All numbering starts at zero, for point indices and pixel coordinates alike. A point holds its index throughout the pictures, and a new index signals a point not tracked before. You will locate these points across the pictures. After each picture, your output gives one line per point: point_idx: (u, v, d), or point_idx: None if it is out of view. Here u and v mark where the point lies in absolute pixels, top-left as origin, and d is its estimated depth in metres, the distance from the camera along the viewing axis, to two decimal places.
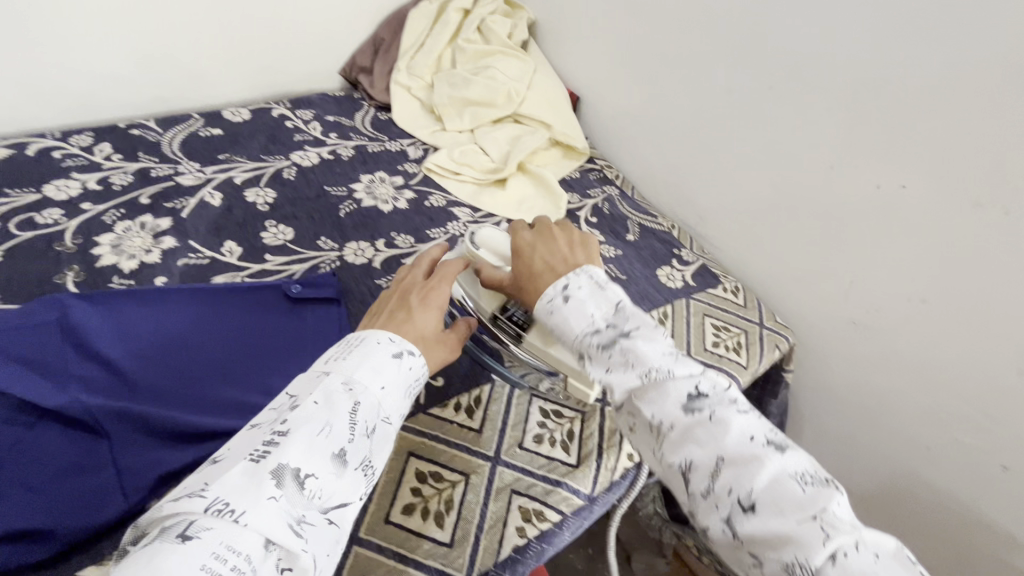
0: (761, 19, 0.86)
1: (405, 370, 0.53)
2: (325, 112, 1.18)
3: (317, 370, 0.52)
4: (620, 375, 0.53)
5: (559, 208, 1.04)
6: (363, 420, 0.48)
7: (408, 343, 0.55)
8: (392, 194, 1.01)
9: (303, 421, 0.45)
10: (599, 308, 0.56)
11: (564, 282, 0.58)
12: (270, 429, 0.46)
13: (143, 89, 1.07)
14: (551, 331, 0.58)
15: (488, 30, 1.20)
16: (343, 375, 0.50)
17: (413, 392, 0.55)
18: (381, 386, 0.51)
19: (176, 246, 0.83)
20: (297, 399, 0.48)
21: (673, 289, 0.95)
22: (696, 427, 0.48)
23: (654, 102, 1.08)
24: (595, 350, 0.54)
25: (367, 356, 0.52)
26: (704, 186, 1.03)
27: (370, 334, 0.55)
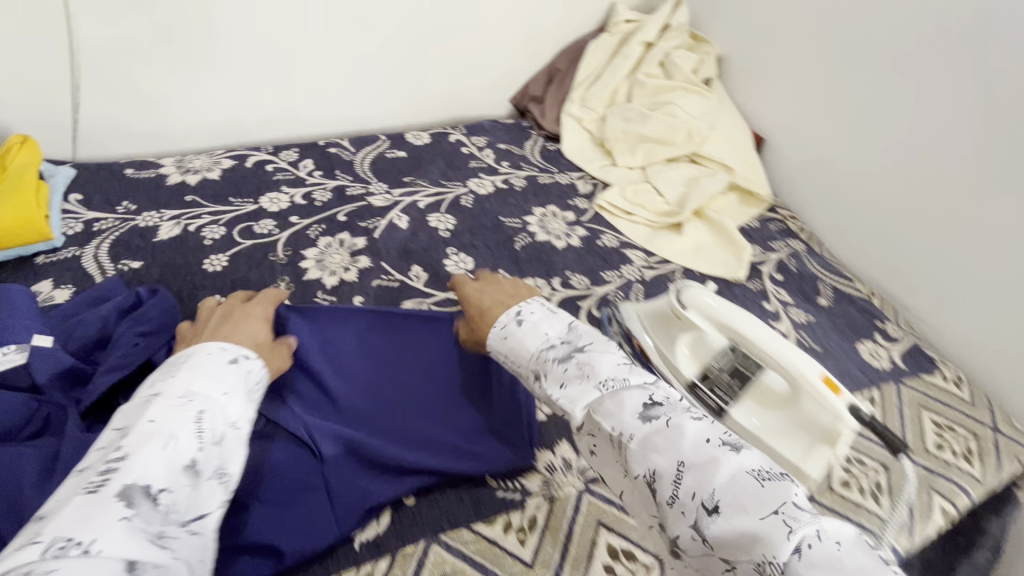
0: None
1: (243, 373, 0.53)
2: (496, 139, 1.19)
3: (141, 396, 0.48)
4: (578, 386, 0.50)
5: (742, 261, 0.95)
6: (210, 428, 0.46)
7: (240, 351, 0.55)
8: (565, 230, 0.99)
9: (138, 442, 0.42)
10: (554, 326, 0.56)
11: (516, 309, 0.59)
12: (103, 458, 0.41)
13: (341, 110, 1.15)
14: (508, 359, 0.58)
15: (673, 65, 1.16)
16: (176, 389, 0.47)
17: (256, 394, 0.54)
18: (222, 392, 0.49)
19: (370, 267, 0.86)
20: (130, 424, 0.44)
21: (880, 369, 0.84)
22: (655, 435, 0.45)
23: (868, 155, 0.99)
24: (550, 367, 0.53)
25: (199, 370, 0.50)
26: (923, 253, 0.93)
27: (197, 351, 0.52)
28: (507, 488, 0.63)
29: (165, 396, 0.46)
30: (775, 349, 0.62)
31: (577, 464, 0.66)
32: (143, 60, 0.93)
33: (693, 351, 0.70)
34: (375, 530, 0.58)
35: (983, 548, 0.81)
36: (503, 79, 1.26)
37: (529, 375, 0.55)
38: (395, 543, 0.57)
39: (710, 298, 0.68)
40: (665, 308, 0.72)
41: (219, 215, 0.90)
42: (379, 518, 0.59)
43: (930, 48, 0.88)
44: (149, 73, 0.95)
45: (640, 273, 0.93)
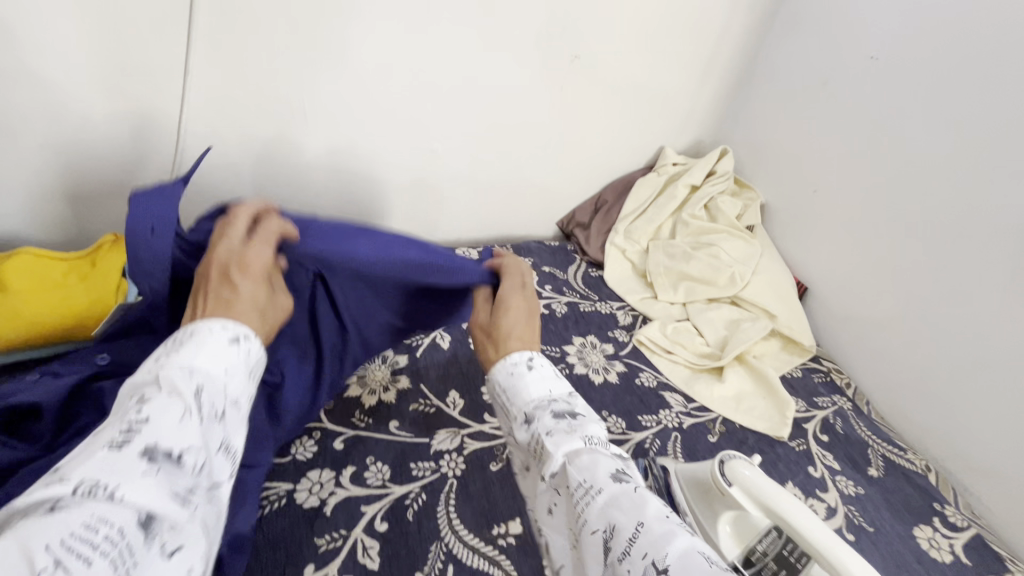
0: None
1: (244, 354, 0.49)
2: (541, 261, 1.23)
3: (148, 365, 0.45)
4: (562, 436, 0.52)
5: (785, 418, 0.92)
6: (215, 401, 0.45)
7: (245, 329, 0.51)
8: (604, 364, 0.99)
9: (158, 407, 0.41)
10: (559, 386, 0.58)
11: (530, 357, 0.61)
12: (111, 426, 0.40)
13: (399, 223, 1.23)
14: (505, 395, 0.59)
15: (717, 209, 1.22)
16: (180, 356, 0.45)
17: (257, 374, 0.51)
18: (225, 367, 0.47)
19: (410, 388, 0.87)
20: (144, 387, 0.43)
21: (940, 564, 0.77)
22: (621, 494, 0.46)
23: (918, 320, 0.98)
24: (545, 415, 0.54)
25: (204, 347, 0.47)
26: (982, 431, 0.89)
27: (199, 327, 0.48)
28: None
29: (175, 364, 0.44)
30: (821, 544, 0.58)
31: None
32: (232, 173, 1.03)
33: (735, 526, 0.66)
34: None
35: None
36: (553, 205, 1.34)
37: (518, 415, 0.57)
38: None
39: (747, 469, 0.66)
40: (706, 475, 0.70)
41: None
42: None
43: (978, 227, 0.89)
44: (235, 184, 1.04)
45: (678, 419, 0.91)
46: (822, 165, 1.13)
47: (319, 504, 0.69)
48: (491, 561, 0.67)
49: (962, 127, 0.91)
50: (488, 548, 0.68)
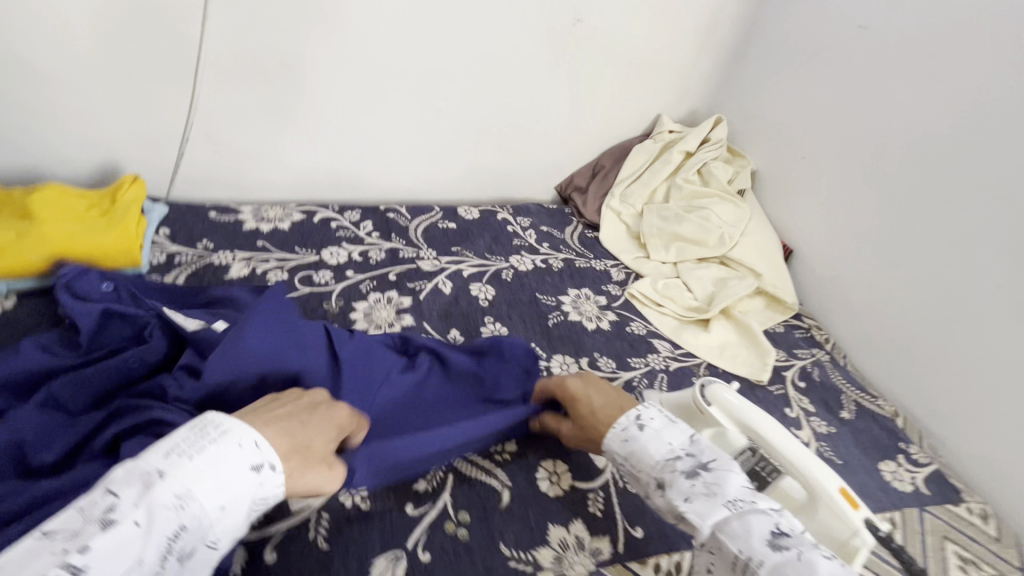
0: None
1: (257, 488, 0.48)
2: (540, 221, 1.28)
3: (150, 464, 0.45)
4: (703, 504, 0.54)
5: (766, 364, 0.98)
6: (184, 543, 0.43)
7: (274, 457, 0.51)
8: (597, 313, 1.05)
9: (115, 548, 0.40)
10: (675, 437, 0.61)
11: (638, 413, 0.64)
12: (72, 539, 0.39)
13: (403, 182, 1.27)
14: (629, 460, 0.61)
15: (709, 174, 1.27)
16: (183, 478, 0.44)
17: (257, 509, 0.50)
18: (217, 506, 0.45)
19: (413, 325, 0.92)
20: (129, 491, 0.42)
21: (901, 492, 0.83)
22: (786, 565, 0.47)
23: (894, 277, 1.04)
24: (677, 478, 0.57)
25: (217, 469, 0.46)
26: (946, 378, 0.95)
27: (233, 433, 0.49)
28: (520, 560, 0.64)
29: (165, 487, 0.43)
30: (798, 458, 0.65)
31: (590, 545, 0.67)
32: (246, 123, 1.07)
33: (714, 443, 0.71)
34: None
35: None
36: (552, 169, 1.38)
37: (650, 481, 0.59)
38: None
39: (729, 394, 0.72)
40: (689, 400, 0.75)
41: (284, 261, 0.99)
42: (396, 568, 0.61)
43: (951, 187, 0.95)
44: (248, 133, 1.08)
45: (665, 362, 0.97)
46: (811, 132, 1.18)
47: None
48: (488, 472, 0.72)
49: (942, 92, 0.96)
50: (486, 461, 0.74)
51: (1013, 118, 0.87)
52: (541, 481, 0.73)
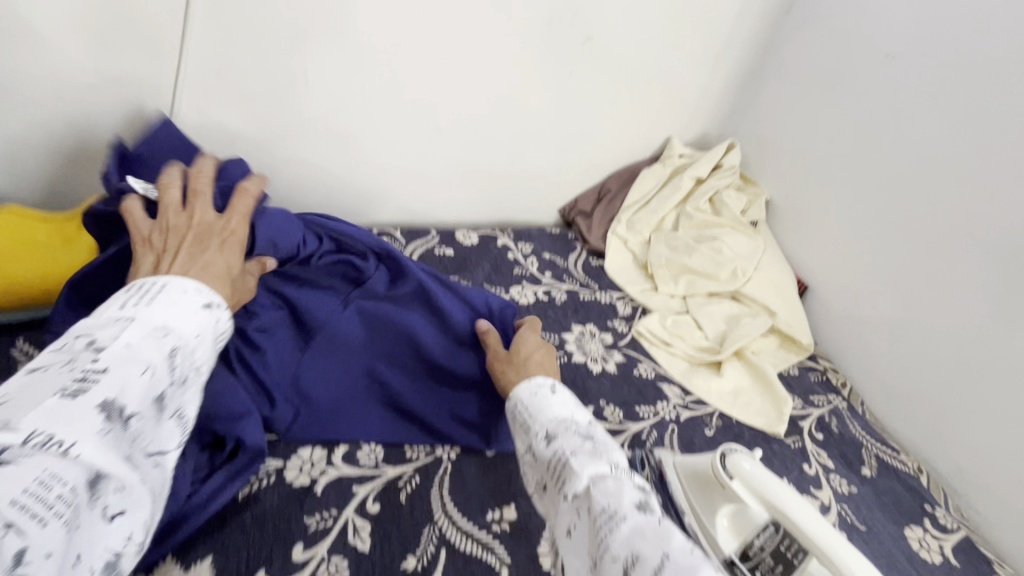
0: None
1: (213, 322, 0.56)
2: (542, 247, 1.22)
3: (113, 313, 0.50)
4: (586, 458, 0.55)
5: (782, 415, 0.92)
6: (176, 366, 0.51)
7: (217, 298, 0.58)
8: (602, 353, 0.98)
9: (118, 359, 0.46)
10: (578, 413, 0.64)
11: (553, 383, 0.67)
12: (70, 365, 0.44)
13: (398, 203, 1.20)
14: (529, 415, 0.63)
15: (721, 203, 1.20)
16: (154, 318, 0.51)
17: (219, 342, 0.58)
18: (195, 335, 0.54)
19: None
20: (106, 332, 0.48)
21: (929, 564, 0.77)
22: (645, 527, 0.47)
23: (918, 321, 0.97)
24: (568, 434, 0.59)
25: (177, 306, 0.53)
26: (972, 433, 0.90)
27: (177, 286, 0.55)
28: None
29: (141, 326, 0.50)
30: None
31: None
32: (229, 140, 0.99)
33: (734, 519, 0.66)
34: None
35: None
36: (556, 192, 1.32)
37: (539, 432, 0.61)
38: None
39: (748, 464, 0.66)
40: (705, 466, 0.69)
41: None
42: None
43: (982, 232, 0.89)
44: (232, 152, 1.01)
45: (675, 412, 0.90)
46: (831, 162, 1.12)
47: (309, 482, 0.67)
48: (485, 546, 0.65)
49: (976, 128, 0.90)
50: (482, 535, 0.66)
51: None
52: (543, 557, 0.66)
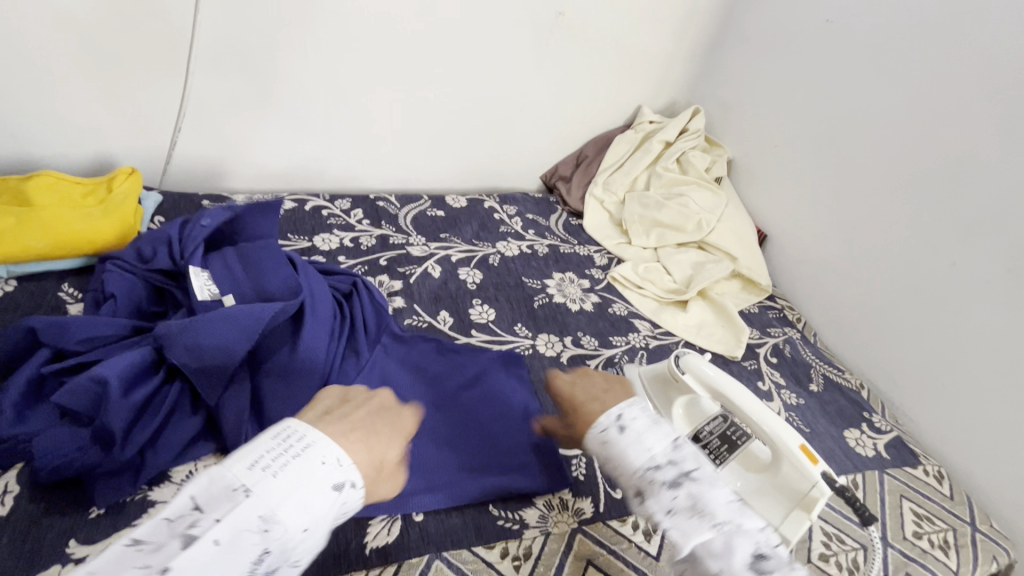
0: (999, 214, 0.89)
1: (336, 506, 0.46)
2: (525, 209, 1.33)
3: (235, 478, 0.43)
4: (687, 522, 0.49)
5: (740, 341, 1.04)
6: (268, 565, 0.41)
7: (352, 474, 0.49)
8: (580, 295, 1.09)
9: (202, 546, 0.39)
10: (657, 442, 0.54)
11: (618, 412, 0.58)
12: (157, 555, 0.38)
13: (392, 172, 1.30)
14: (606, 462, 0.55)
15: (688, 163, 1.32)
16: (267, 499, 0.42)
17: (337, 526, 0.48)
18: (302, 527, 0.43)
19: (404, 307, 0.96)
20: (215, 509, 0.41)
21: (863, 456, 0.89)
22: None
23: (859, 257, 1.10)
24: (660, 489, 0.51)
25: (294, 487, 0.44)
26: (904, 350, 1.02)
27: (312, 453, 0.47)
28: (509, 519, 0.68)
29: (250, 507, 0.41)
30: (755, 412, 0.71)
31: (573, 505, 0.72)
32: (236, 112, 1.09)
33: (685, 412, 0.76)
34: (385, 539, 0.63)
35: None
36: (537, 160, 1.43)
37: (630, 488, 0.53)
38: (402, 553, 0.62)
39: (708, 368, 0.76)
40: (663, 372, 0.80)
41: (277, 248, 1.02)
42: (393, 526, 0.65)
43: (909, 173, 1.01)
44: (238, 124, 1.11)
45: (645, 341, 1.02)
46: (784, 122, 1.24)
47: None
48: None
49: (905, 81, 1.01)
50: None
51: (969, 106, 0.93)
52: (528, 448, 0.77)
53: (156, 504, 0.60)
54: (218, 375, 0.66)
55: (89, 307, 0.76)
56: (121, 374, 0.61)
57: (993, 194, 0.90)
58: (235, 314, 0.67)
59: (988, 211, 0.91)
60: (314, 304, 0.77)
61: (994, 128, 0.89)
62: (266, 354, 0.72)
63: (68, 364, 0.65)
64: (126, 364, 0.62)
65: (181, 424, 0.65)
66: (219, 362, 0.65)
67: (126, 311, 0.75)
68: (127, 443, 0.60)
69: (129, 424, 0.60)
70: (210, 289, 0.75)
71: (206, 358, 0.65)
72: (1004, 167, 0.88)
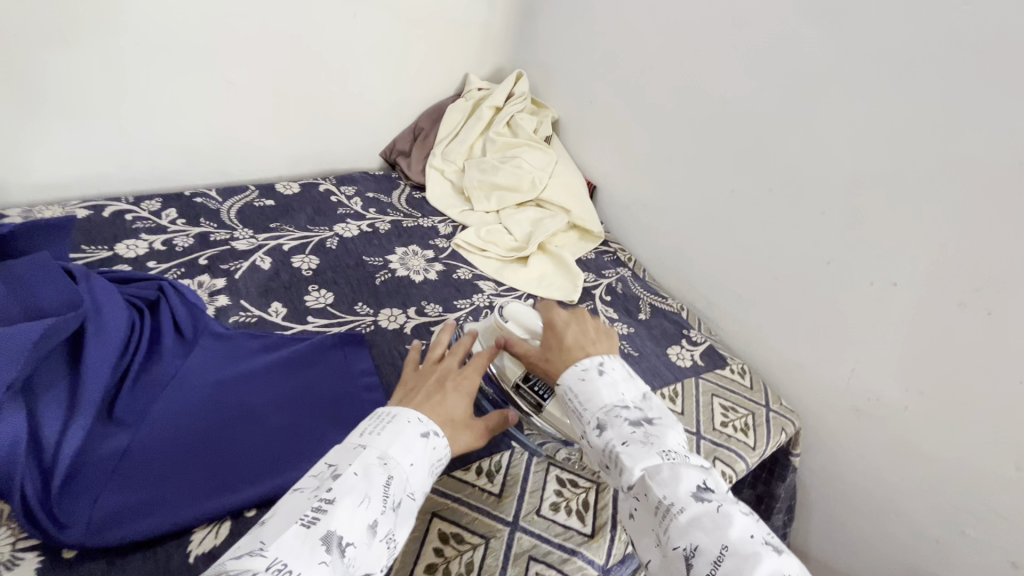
0: (762, 144, 1.04)
1: (430, 449, 0.56)
2: (365, 188, 1.30)
3: (350, 441, 0.54)
4: (638, 448, 0.56)
5: (576, 285, 1.12)
6: (394, 494, 0.51)
7: (432, 426, 0.58)
8: (424, 266, 1.11)
9: (343, 489, 0.48)
10: (628, 390, 0.63)
11: (601, 360, 0.66)
12: (315, 493, 0.48)
13: (210, 165, 1.20)
14: (581, 399, 0.63)
15: (517, 125, 1.37)
16: (379, 447, 0.53)
17: (437, 470, 0.57)
18: (412, 463, 0.54)
19: (229, 305, 0.90)
20: (343, 460, 0.51)
21: (683, 367, 1.02)
22: (704, 515, 0.50)
23: (671, 196, 1.23)
24: (622, 422, 0.59)
25: (400, 437, 0.55)
26: (712, 271, 1.17)
27: (401, 415, 0.57)
28: None
29: (370, 453, 0.52)
30: None
31: None
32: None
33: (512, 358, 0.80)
34: (212, 542, 0.61)
35: (777, 510, 1.02)
36: (373, 137, 1.39)
37: (591, 420, 0.61)
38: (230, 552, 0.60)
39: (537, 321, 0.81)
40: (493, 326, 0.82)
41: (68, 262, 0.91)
42: (220, 527, 0.62)
43: (696, 116, 1.15)
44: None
45: (489, 299, 1.06)
46: (598, 78, 1.33)
47: None
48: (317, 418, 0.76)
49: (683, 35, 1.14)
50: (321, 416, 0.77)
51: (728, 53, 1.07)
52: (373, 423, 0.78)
53: None
54: None
55: None
56: None
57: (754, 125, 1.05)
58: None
59: (751, 139, 1.06)
60: (100, 321, 0.70)
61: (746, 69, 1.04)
62: (43, 384, 0.63)
63: None
64: None
65: None
66: None
67: None
68: None
69: None
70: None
71: None
72: (757, 100, 1.04)
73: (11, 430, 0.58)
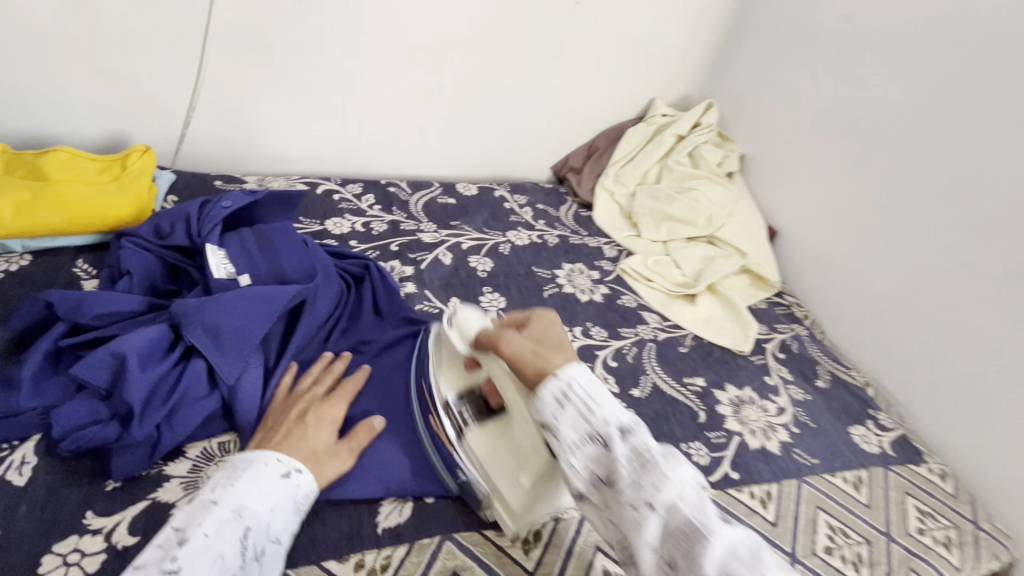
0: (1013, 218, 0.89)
1: (294, 487, 0.56)
2: (535, 199, 1.32)
3: (202, 498, 0.53)
4: (663, 464, 0.51)
5: (748, 336, 1.05)
6: (254, 543, 0.51)
7: (297, 462, 0.58)
8: (590, 286, 1.10)
9: (191, 559, 0.47)
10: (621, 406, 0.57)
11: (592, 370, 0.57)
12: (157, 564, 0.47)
13: (405, 159, 1.30)
14: (583, 398, 0.55)
15: (699, 157, 1.32)
16: (233, 499, 0.52)
17: (304, 505, 0.57)
18: (270, 508, 0.53)
19: (415, 292, 0.96)
20: (190, 525, 0.50)
21: (869, 452, 0.90)
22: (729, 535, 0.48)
23: (870, 258, 1.10)
24: (636, 433, 0.53)
25: (255, 482, 0.54)
26: (912, 350, 1.02)
27: (259, 458, 0.57)
28: None
29: (221, 509, 0.51)
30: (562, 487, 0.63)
31: None
32: (252, 92, 1.08)
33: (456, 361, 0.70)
34: (397, 519, 0.63)
35: None
36: (547, 150, 1.42)
37: (605, 426, 0.53)
38: (414, 534, 0.62)
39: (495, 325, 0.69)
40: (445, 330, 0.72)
41: None
42: (404, 506, 0.65)
43: (922, 173, 1.01)
44: (255, 105, 1.10)
45: (654, 333, 1.02)
46: (799, 117, 1.23)
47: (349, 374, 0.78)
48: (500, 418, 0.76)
49: (920, 80, 1.01)
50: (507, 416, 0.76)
51: (982, 107, 0.93)
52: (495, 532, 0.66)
53: (171, 479, 0.61)
54: (235, 355, 0.65)
55: (105, 283, 0.76)
56: (139, 349, 0.61)
57: (1006, 193, 0.90)
58: (255, 298, 0.68)
59: (999, 209, 0.91)
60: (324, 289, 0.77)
61: (1006, 129, 0.90)
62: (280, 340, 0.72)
63: (85, 338, 0.64)
64: (141, 338, 0.62)
65: (196, 403, 0.63)
66: (235, 347, 0.65)
67: (140, 289, 0.74)
68: (143, 417, 0.59)
69: (145, 399, 0.60)
70: (227, 269, 0.75)
71: (224, 340, 0.65)
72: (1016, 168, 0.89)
73: (254, 378, 0.66)
